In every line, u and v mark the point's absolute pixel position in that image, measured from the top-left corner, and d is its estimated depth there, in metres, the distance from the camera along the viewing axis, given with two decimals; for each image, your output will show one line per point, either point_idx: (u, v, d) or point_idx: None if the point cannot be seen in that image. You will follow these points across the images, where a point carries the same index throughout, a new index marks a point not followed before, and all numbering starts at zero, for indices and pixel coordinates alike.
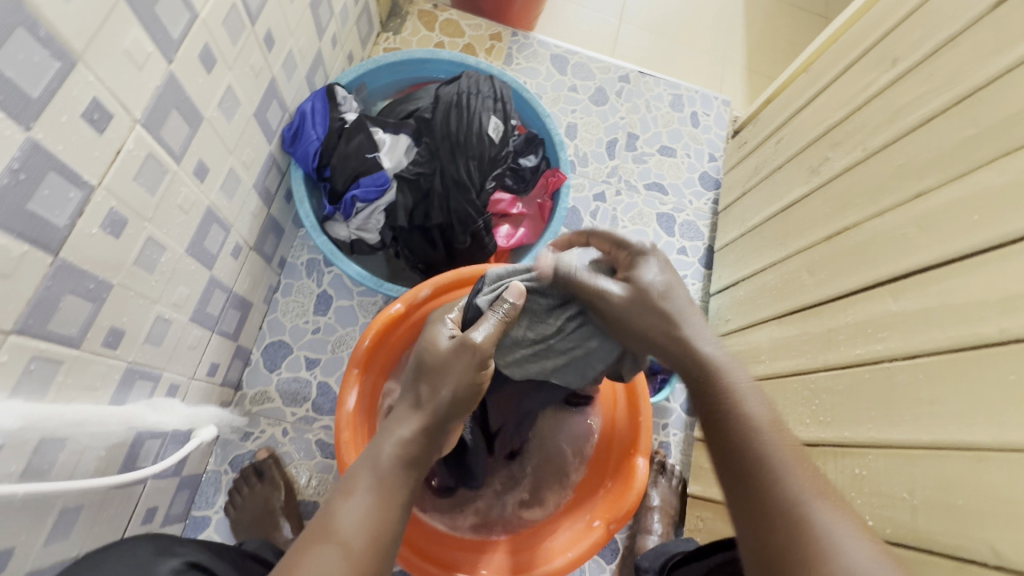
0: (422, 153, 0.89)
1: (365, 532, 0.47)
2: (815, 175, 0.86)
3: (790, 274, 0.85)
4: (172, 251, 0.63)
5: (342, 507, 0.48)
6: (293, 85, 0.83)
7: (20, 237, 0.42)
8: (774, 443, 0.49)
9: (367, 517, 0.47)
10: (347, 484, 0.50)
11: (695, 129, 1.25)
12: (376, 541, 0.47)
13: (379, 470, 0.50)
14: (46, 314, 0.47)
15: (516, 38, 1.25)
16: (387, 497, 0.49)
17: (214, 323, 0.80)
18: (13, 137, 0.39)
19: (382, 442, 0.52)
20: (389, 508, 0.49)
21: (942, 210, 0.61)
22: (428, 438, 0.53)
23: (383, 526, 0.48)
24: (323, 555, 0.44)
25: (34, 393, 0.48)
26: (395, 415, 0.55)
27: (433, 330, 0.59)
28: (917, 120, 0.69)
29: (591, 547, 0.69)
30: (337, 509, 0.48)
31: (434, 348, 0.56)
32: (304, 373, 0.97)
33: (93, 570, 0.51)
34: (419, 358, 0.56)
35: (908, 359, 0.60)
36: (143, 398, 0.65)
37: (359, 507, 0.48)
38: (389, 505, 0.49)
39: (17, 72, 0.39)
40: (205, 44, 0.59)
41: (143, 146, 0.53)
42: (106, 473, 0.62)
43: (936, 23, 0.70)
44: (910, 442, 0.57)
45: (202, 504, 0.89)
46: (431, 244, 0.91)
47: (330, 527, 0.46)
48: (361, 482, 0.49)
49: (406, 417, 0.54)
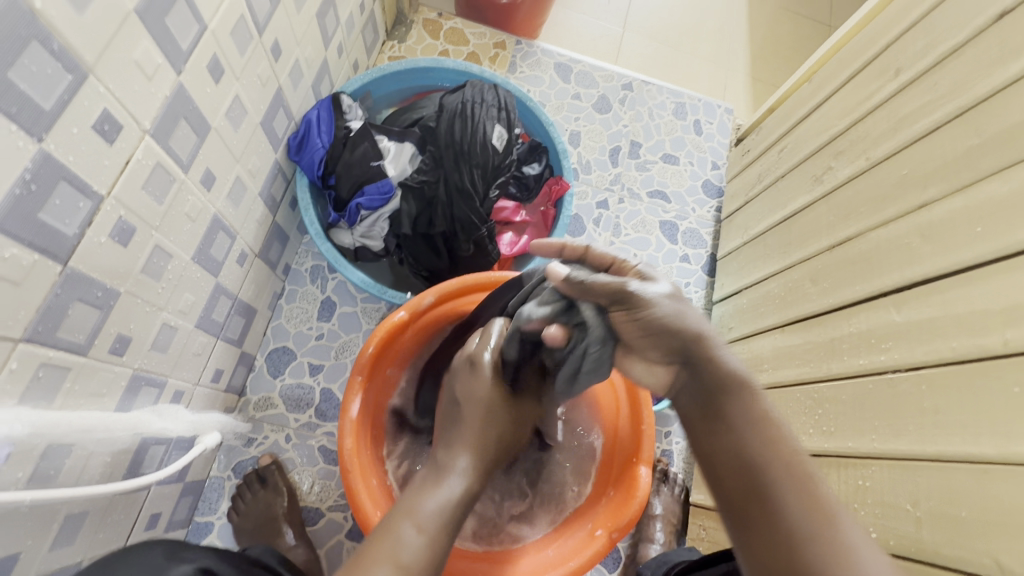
0: (426, 162, 0.90)
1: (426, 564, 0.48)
2: (818, 184, 0.86)
3: (793, 283, 0.85)
4: (178, 258, 0.64)
5: (409, 537, 0.48)
6: (299, 94, 0.84)
7: (30, 247, 0.43)
8: (788, 451, 0.48)
9: (427, 550, 0.48)
10: (412, 514, 0.49)
11: (698, 137, 1.25)
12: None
13: (444, 506, 0.50)
14: (55, 321, 0.48)
15: (520, 47, 1.26)
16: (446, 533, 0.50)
17: (219, 329, 0.80)
18: (26, 149, 0.40)
19: (447, 477, 0.53)
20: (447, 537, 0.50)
21: (945, 220, 0.62)
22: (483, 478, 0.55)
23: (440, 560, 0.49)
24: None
25: (42, 400, 0.49)
26: (451, 451, 0.55)
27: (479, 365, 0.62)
28: (920, 130, 0.69)
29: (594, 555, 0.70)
30: (405, 537, 0.48)
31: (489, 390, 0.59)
32: (307, 379, 0.97)
33: None
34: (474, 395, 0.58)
35: (911, 369, 0.60)
36: (148, 405, 0.66)
37: (421, 540, 0.48)
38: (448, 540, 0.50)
39: (30, 85, 0.39)
40: (213, 54, 0.59)
41: (151, 156, 0.54)
42: (111, 479, 0.62)
43: (940, 33, 0.71)
44: (913, 453, 0.57)
45: (206, 510, 0.89)
46: (435, 252, 0.91)
47: (396, 553, 0.47)
48: (429, 517, 0.49)
49: (464, 455, 0.55)
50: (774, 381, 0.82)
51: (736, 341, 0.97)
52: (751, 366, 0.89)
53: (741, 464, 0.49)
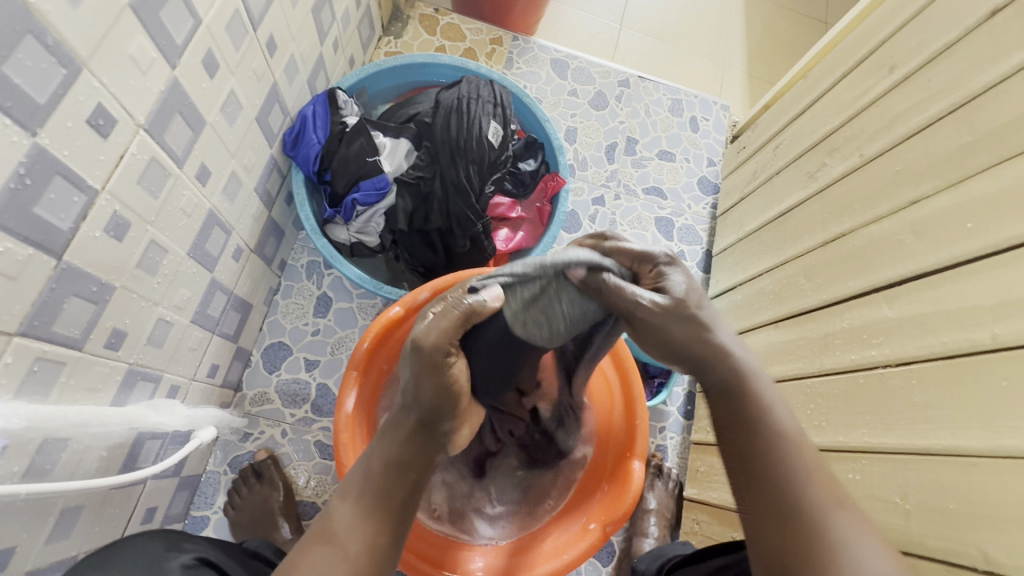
0: (422, 157, 0.90)
1: (356, 537, 0.50)
2: (813, 180, 0.86)
3: (787, 279, 0.85)
4: (174, 253, 0.64)
5: (337, 511, 0.52)
6: (294, 89, 0.84)
7: (25, 241, 0.43)
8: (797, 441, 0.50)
9: (358, 522, 0.51)
10: (340, 489, 0.53)
11: (694, 134, 1.25)
12: (366, 549, 0.50)
13: (369, 476, 0.53)
14: (50, 315, 0.48)
15: (516, 43, 1.26)
16: (378, 502, 0.52)
17: (215, 324, 0.80)
18: (21, 143, 0.40)
19: (372, 450, 0.54)
20: (383, 512, 0.52)
21: (937, 217, 0.62)
22: (418, 446, 0.53)
23: (374, 530, 0.51)
24: (320, 560, 0.48)
25: (37, 394, 0.49)
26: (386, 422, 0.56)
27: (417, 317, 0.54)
28: (913, 127, 0.70)
29: (586, 551, 0.70)
30: (336, 510, 0.52)
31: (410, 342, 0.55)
32: (303, 375, 0.98)
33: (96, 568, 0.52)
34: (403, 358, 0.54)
35: (901, 364, 0.61)
36: (144, 399, 0.66)
37: (352, 513, 0.51)
38: (381, 507, 0.52)
39: (25, 79, 0.39)
40: (208, 49, 0.59)
41: (146, 150, 0.54)
42: (107, 473, 0.62)
43: (933, 31, 0.71)
44: (902, 447, 0.58)
45: (202, 504, 0.89)
46: (431, 248, 0.91)
47: (329, 530, 0.50)
48: (354, 488, 0.53)
49: (393, 426, 0.54)
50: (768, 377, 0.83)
51: None
52: None
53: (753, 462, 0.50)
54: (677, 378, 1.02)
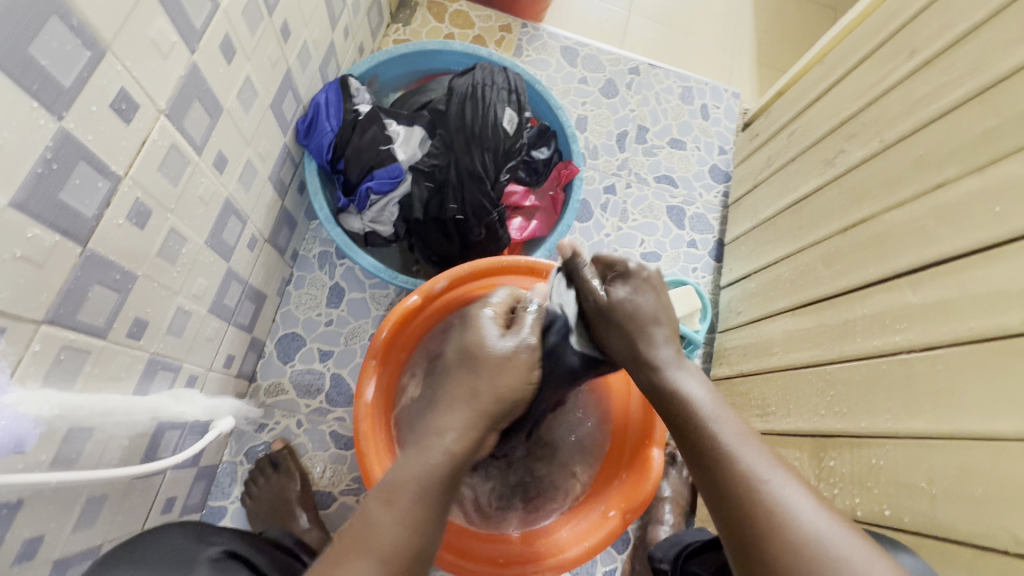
0: (436, 145, 0.89)
1: (408, 544, 0.46)
2: (830, 167, 0.86)
3: (804, 267, 0.85)
4: (192, 242, 0.63)
5: (380, 521, 0.46)
6: (307, 76, 0.83)
7: (51, 228, 0.42)
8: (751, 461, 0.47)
9: (402, 532, 0.46)
10: (383, 491, 0.48)
11: (705, 122, 1.24)
12: (410, 559, 0.46)
13: (421, 480, 0.49)
14: (76, 303, 0.47)
15: (526, 30, 1.24)
16: (423, 511, 0.48)
17: (231, 314, 0.80)
18: (47, 127, 0.39)
19: (422, 451, 0.51)
20: (433, 516, 0.49)
21: (962, 201, 0.62)
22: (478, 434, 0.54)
23: (413, 539, 0.47)
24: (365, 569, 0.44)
25: (65, 383, 0.49)
26: (449, 404, 0.56)
27: (479, 318, 0.63)
28: (936, 111, 0.69)
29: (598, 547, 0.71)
30: (378, 514, 0.47)
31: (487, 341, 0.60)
32: (317, 365, 0.97)
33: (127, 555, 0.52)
34: (467, 346, 0.60)
35: (926, 349, 0.61)
36: (165, 389, 0.66)
37: (398, 519, 0.47)
38: (426, 522, 0.48)
39: (50, 62, 0.38)
40: (226, 34, 0.58)
41: (166, 137, 0.53)
42: (130, 462, 0.62)
43: (956, 13, 0.70)
44: (926, 432, 0.58)
45: (219, 495, 0.89)
46: (447, 238, 0.90)
47: (371, 537, 0.46)
48: (403, 495, 0.48)
49: (452, 410, 0.55)
50: (784, 364, 0.83)
51: (745, 325, 0.97)
52: (761, 350, 0.90)
53: (722, 499, 0.46)
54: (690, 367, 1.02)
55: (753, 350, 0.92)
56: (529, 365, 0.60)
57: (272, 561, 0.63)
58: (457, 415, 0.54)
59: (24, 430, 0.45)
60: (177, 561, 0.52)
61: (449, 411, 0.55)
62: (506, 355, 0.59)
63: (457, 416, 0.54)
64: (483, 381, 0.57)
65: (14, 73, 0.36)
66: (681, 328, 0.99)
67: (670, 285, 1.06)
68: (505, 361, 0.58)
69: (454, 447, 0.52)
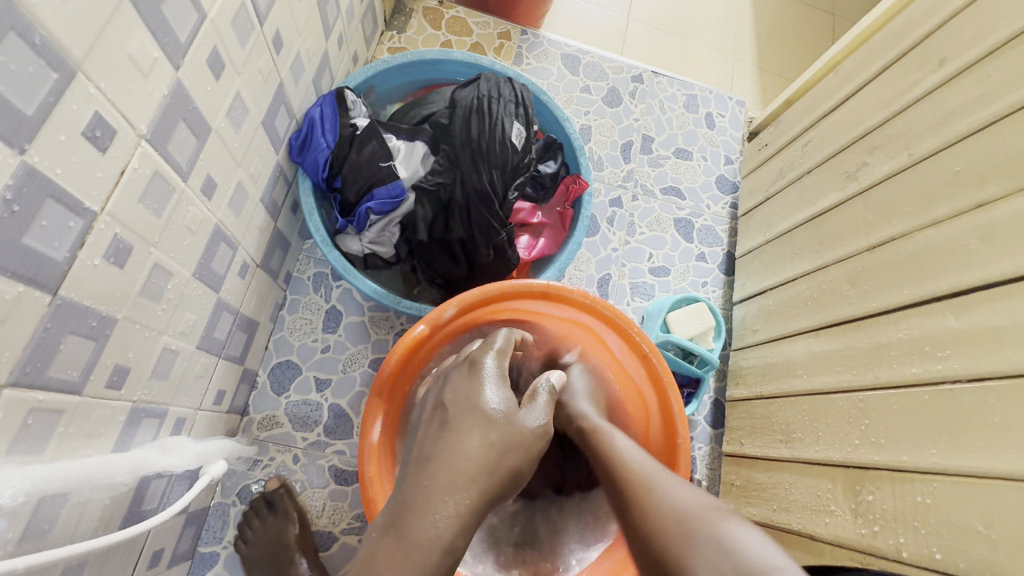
0: (440, 162, 0.84)
1: None
2: (852, 181, 0.83)
3: (828, 285, 0.81)
4: (178, 276, 0.57)
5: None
6: (300, 89, 0.77)
7: (14, 277, 0.37)
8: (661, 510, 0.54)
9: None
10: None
11: (711, 131, 1.21)
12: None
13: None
14: (45, 359, 0.41)
15: (525, 37, 1.20)
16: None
17: (221, 348, 0.74)
18: (5, 162, 0.34)
19: (405, 553, 0.45)
20: None
21: (1007, 222, 0.58)
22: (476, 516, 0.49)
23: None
24: None
25: (34, 449, 0.43)
26: (441, 479, 0.49)
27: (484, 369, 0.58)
28: (972, 124, 0.66)
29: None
30: None
31: (509, 414, 0.55)
32: (314, 396, 0.91)
33: None
34: (471, 402, 0.55)
35: (975, 380, 0.57)
36: (150, 439, 0.60)
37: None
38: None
39: (9, 86, 0.33)
40: (213, 48, 0.53)
41: (148, 164, 0.47)
42: (111, 522, 0.56)
43: (989, 22, 0.67)
44: (978, 469, 0.54)
45: (210, 539, 0.83)
46: (453, 260, 0.86)
47: None
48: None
49: (450, 491, 0.49)
50: (809, 388, 0.79)
51: (762, 344, 0.93)
52: (782, 372, 0.86)
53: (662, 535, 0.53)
54: (705, 388, 0.98)
55: (773, 370, 0.88)
56: (537, 436, 0.56)
57: None
58: (450, 501, 0.48)
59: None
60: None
61: (444, 492, 0.48)
62: (506, 421, 0.54)
63: (450, 503, 0.48)
64: (475, 459, 0.51)
65: None
66: (695, 347, 0.95)
67: (682, 301, 1.01)
68: (508, 429, 0.54)
69: (439, 542, 0.46)
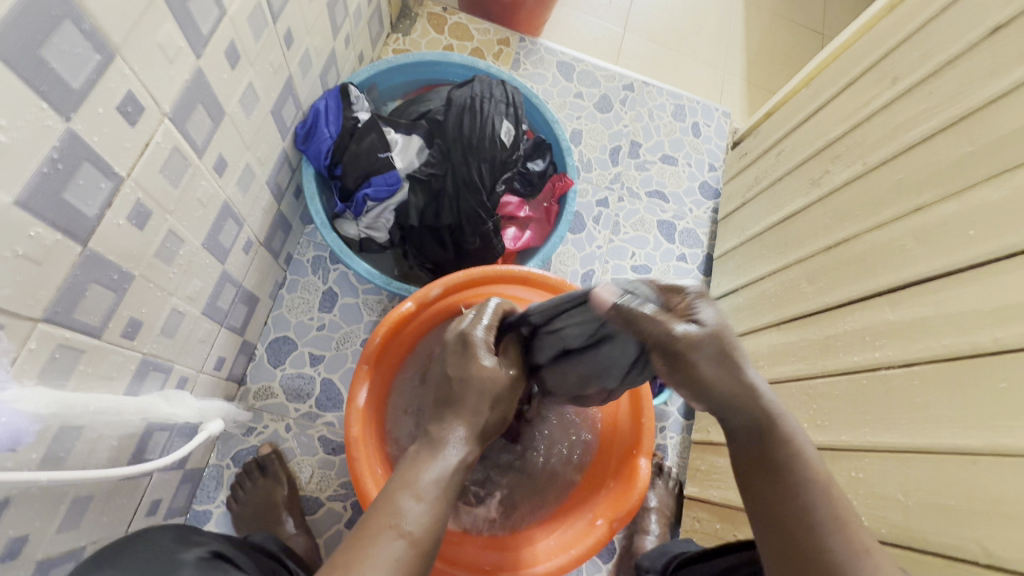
0: (434, 155, 0.91)
1: (430, 532, 0.47)
2: (816, 187, 0.89)
3: (790, 283, 0.87)
4: (189, 243, 0.64)
5: (413, 505, 0.48)
6: (307, 82, 0.84)
7: (53, 226, 0.43)
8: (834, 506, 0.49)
9: (433, 517, 0.48)
10: (410, 485, 0.49)
11: (696, 139, 1.27)
12: (436, 543, 0.48)
13: (443, 477, 0.50)
14: (73, 302, 0.48)
15: (523, 44, 1.27)
16: (447, 502, 0.50)
17: (223, 316, 0.80)
18: (54, 128, 0.40)
19: (443, 448, 0.52)
20: (447, 514, 0.50)
21: (939, 224, 0.65)
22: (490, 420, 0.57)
23: (440, 526, 0.48)
24: (390, 548, 0.45)
25: (58, 381, 0.49)
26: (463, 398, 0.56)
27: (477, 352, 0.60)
28: (918, 136, 0.72)
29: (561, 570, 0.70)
30: (407, 506, 0.48)
31: (486, 375, 0.58)
32: (308, 369, 0.97)
33: (120, 556, 0.55)
34: (470, 374, 0.58)
35: (906, 365, 0.63)
36: (155, 390, 0.66)
37: (422, 508, 0.48)
38: (449, 507, 0.50)
39: (60, 63, 0.39)
40: (230, 40, 0.59)
41: (169, 139, 0.54)
42: (117, 464, 0.62)
43: (937, 44, 0.74)
44: (904, 446, 0.60)
45: (203, 498, 0.89)
46: (441, 245, 0.93)
47: (398, 520, 0.47)
48: (428, 488, 0.49)
49: (465, 397, 0.56)
50: (770, 378, 0.85)
51: None
52: None
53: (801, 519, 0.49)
54: None
55: None
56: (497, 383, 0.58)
57: (258, 566, 0.66)
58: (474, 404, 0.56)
59: (23, 427, 0.46)
60: (161, 562, 0.55)
61: (462, 405, 0.56)
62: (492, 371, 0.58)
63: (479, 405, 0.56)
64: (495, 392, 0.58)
65: (26, 74, 0.37)
66: None
67: None
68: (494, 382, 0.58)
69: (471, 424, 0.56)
